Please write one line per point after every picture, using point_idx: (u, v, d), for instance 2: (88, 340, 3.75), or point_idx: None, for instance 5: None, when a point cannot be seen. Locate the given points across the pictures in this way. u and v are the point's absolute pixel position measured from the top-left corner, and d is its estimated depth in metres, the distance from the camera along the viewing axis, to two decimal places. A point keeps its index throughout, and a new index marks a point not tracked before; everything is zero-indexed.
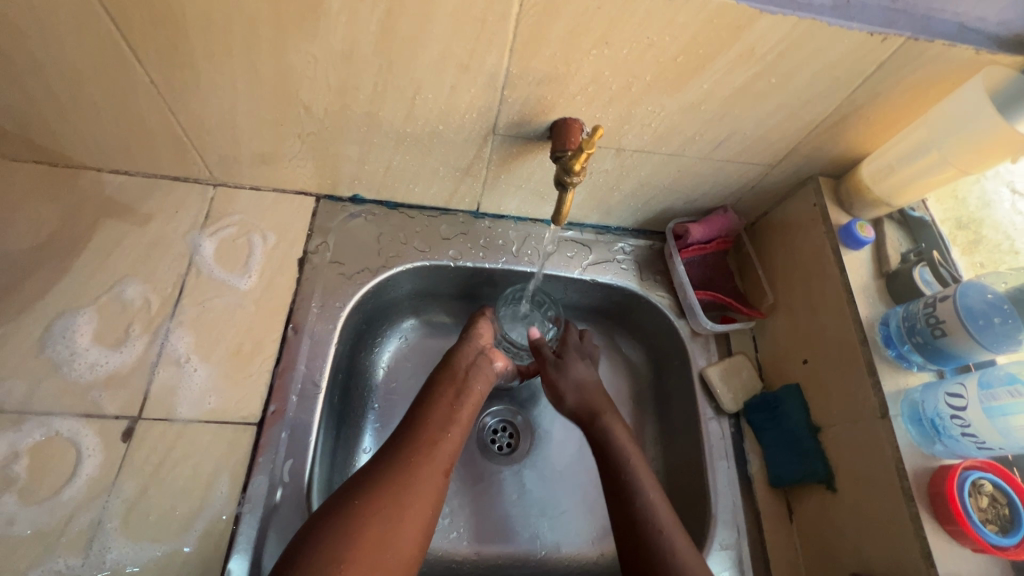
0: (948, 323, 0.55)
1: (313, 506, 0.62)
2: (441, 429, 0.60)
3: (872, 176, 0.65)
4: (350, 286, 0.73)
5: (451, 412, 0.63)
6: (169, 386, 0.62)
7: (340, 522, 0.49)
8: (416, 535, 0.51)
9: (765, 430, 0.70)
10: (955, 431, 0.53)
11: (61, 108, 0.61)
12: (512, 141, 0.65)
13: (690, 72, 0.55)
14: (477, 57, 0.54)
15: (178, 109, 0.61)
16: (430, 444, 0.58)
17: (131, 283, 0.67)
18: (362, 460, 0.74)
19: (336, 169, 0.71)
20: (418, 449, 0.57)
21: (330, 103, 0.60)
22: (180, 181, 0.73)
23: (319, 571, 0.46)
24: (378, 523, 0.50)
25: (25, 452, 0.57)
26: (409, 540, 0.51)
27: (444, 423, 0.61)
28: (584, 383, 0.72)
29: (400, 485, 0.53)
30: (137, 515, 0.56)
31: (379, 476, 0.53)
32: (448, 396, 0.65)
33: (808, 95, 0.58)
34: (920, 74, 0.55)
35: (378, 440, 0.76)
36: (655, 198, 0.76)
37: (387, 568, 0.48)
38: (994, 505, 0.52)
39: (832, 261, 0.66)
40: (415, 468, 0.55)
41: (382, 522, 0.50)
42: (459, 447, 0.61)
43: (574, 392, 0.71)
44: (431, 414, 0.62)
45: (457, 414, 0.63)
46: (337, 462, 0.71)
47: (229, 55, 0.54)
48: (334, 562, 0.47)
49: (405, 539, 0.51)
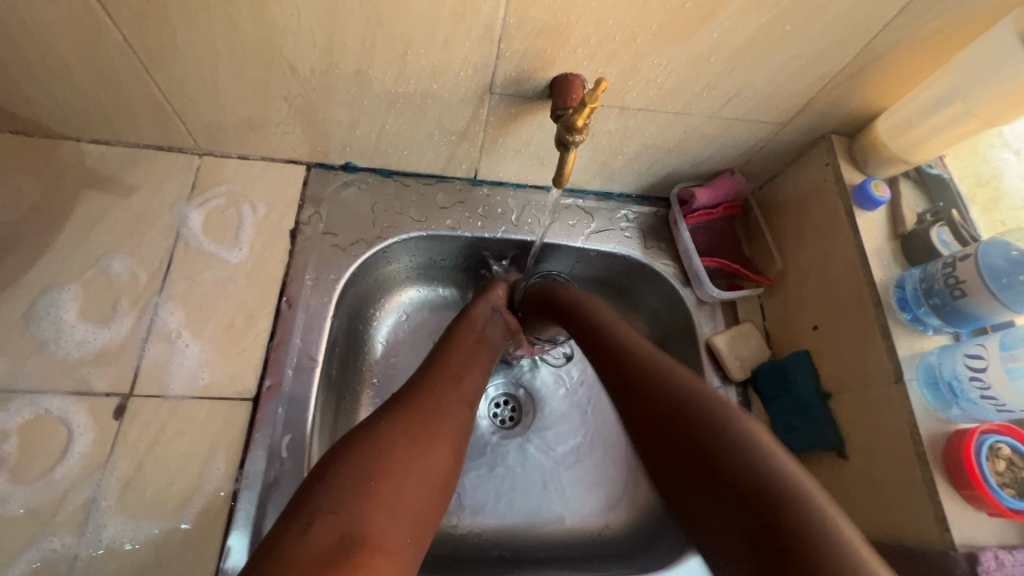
0: (969, 283, 0.52)
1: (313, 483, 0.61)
2: (465, 369, 0.60)
3: (888, 132, 0.62)
4: (345, 258, 0.70)
5: (472, 355, 0.62)
6: (161, 362, 0.60)
7: (366, 441, 0.47)
8: (443, 461, 0.49)
9: (774, 398, 0.69)
10: (973, 394, 0.51)
11: (30, 70, 0.57)
12: (511, 101, 0.62)
13: (700, 20, 0.52)
14: (472, 6, 0.50)
15: (156, 71, 0.58)
16: (450, 378, 0.57)
17: (117, 257, 0.64)
18: None
19: (327, 134, 0.68)
20: (440, 383, 0.56)
21: (317, 61, 0.57)
22: (164, 151, 0.70)
23: (351, 486, 0.44)
24: (406, 444, 0.48)
25: (14, 432, 0.55)
26: (439, 464, 0.49)
27: (465, 365, 0.60)
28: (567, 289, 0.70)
29: (423, 410, 0.52)
30: (133, 493, 0.55)
31: (406, 402, 0.52)
32: (467, 338, 0.65)
33: (824, 45, 0.55)
34: (946, 18, 0.52)
35: None
36: (660, 160, 0.73)
37: (420, 481, 0.47)
38: (1012, 469, 0.50)
39: (846, 223, 0.64)
40: (437, 395, 0.54)
41: (413, 442, 0.48)
42: (480, 386, 0.60)
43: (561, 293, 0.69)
44: (450, 355, 0.61)
45: (477, 357, 0.63)
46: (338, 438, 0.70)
47: (205, 7, 0.50)
48: (364, 477, 0.45)
49: (436, 464, 0.49)
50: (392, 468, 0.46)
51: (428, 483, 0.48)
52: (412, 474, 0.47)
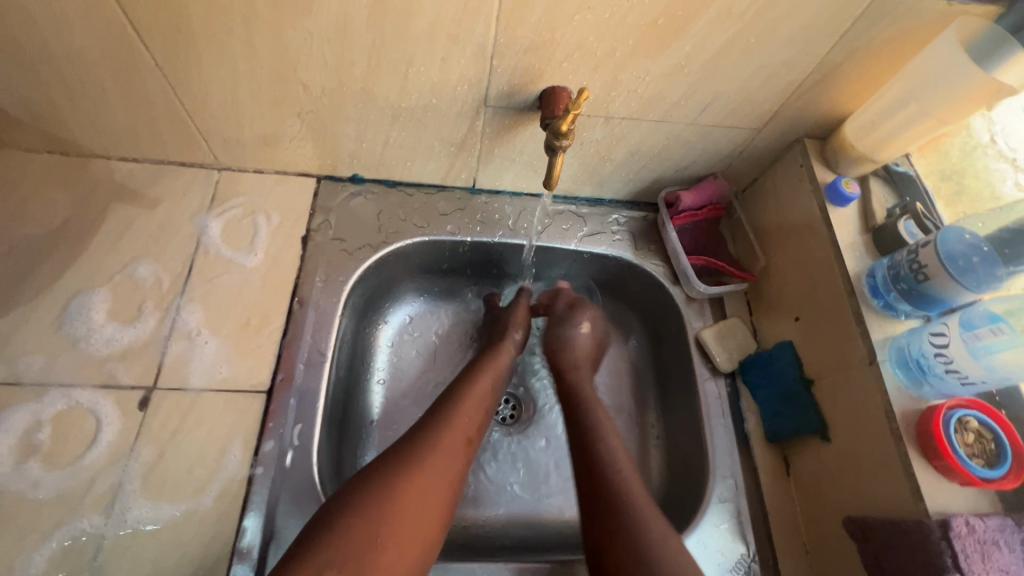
0: (930, 267, 0.56)
1: (322, 470, 0.64)
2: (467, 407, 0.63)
3: (855, 134, 0.67)
4: (353, 262, 0.75)
5: (477, 396, 0.65)
6: (183, 358, 0.65)
7: (376, 492, 0.51)
8: (439, 497, 0.54)
9: (761, 388, 0.72)
10: (940, 368, 0.55)
11: (71, 94, 0.63)
12: (504, 112, 0.68)
13: (671, 34, 0.57)
14: (466, 27, 0.56)
15: (183, 93, 0.64)
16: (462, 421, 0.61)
17: (142, 262, 0.70)
18: (371, 431, 0.77)
19: (336, 148, 0.74)
20: (445, 422, 0.59)
21: (327, 80, 0.63)
22: (186, 167, 0.76)
23: (355, 541, 0.48)
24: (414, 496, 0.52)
25: (48, 422, 0.59)
26: (437, 500, 0.53)
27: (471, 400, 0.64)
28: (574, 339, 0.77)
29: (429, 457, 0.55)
30: (155, 478, 0.58)
31: (406, 450, 0.56)
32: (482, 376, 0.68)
33: (787, 55, 0.60)
34: (897, 27, 0.57)
35: (386, 412, 0.79)
36: (646, 166, 0.78)
37: (419, 526, 0.51)
38: (980, 441, 0.54)
39: (820, 219, 0.68)
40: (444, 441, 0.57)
41: (421, 491, 0.53)
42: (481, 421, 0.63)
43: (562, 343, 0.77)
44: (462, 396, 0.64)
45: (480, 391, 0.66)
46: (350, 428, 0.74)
47: (228, 34, 0.57)
48: (373, 530, 0.49)
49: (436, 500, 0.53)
50: (398, 519, 0.50)
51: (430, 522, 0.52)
52: (415, 522, 0.51)
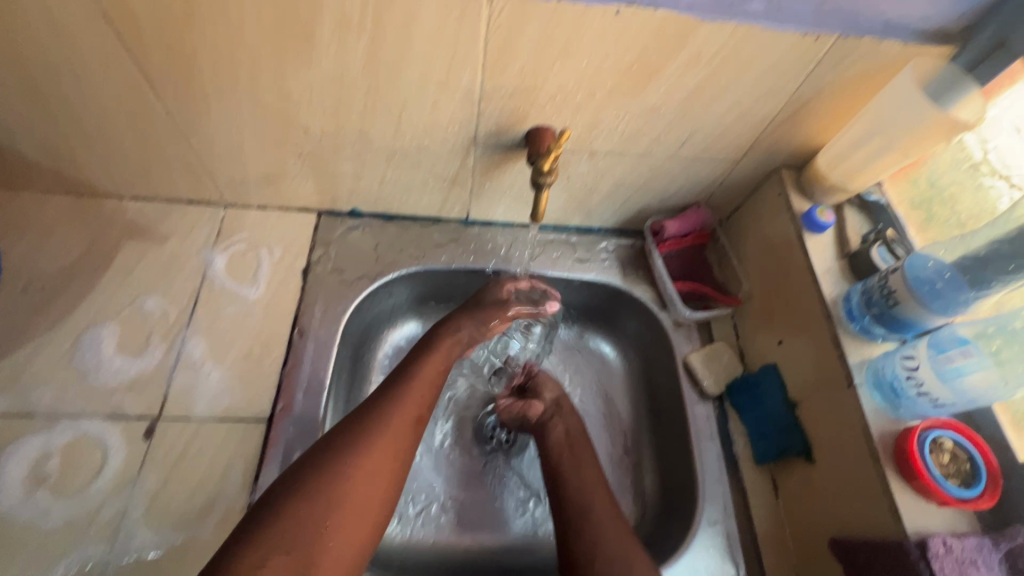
0: (899, 292, 0.59)
1: None
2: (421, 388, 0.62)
3: (827, 164, 0.70)
4: (351, 292, 0.78)
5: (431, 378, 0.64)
6: (187, 388, 0.68)
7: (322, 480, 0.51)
8: (384, 479, 0.54)
9: (748, 410, 0.74)
10: (912, 391, 0.56)
11: (87, 140, 0.68)
12: (493, 150, 0.71)
13: (646, 78, 0.61)
14: (454, 75, 0.60)
15: (191, 137, 0.68)
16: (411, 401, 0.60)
17: (150, 296, 0.73)
18: None
19: (335, 185, 0.78)
20: (393, 404, 0.59)
21: (326, 124, 0.67)
22: (194, 205, 0.80)
23: (299, 526, 0.48)
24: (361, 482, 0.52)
25: (57, 451, 0.62)
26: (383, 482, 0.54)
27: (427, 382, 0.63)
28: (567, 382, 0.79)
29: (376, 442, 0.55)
30: (158, 506, 0.61)
31: (351, 433, 0.55)
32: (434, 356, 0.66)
33: (757, 95, 0.64)
34: (859, 68, 0.60)
35: None
36: (631, 197, 0.81)
37: (367, 507, 0.52)
38: (955, 461, 0.55)
39: (797, 246, 0.71)
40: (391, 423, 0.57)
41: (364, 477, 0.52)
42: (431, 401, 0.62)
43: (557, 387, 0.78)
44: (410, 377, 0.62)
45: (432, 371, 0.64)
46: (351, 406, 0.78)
47: (233, 85, 0.61)
48: (321, 520, 0.49)
49: (378, 483, 0.53)
50: (344, 505, 0.51)
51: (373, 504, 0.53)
52: (362, 506, 0.52)
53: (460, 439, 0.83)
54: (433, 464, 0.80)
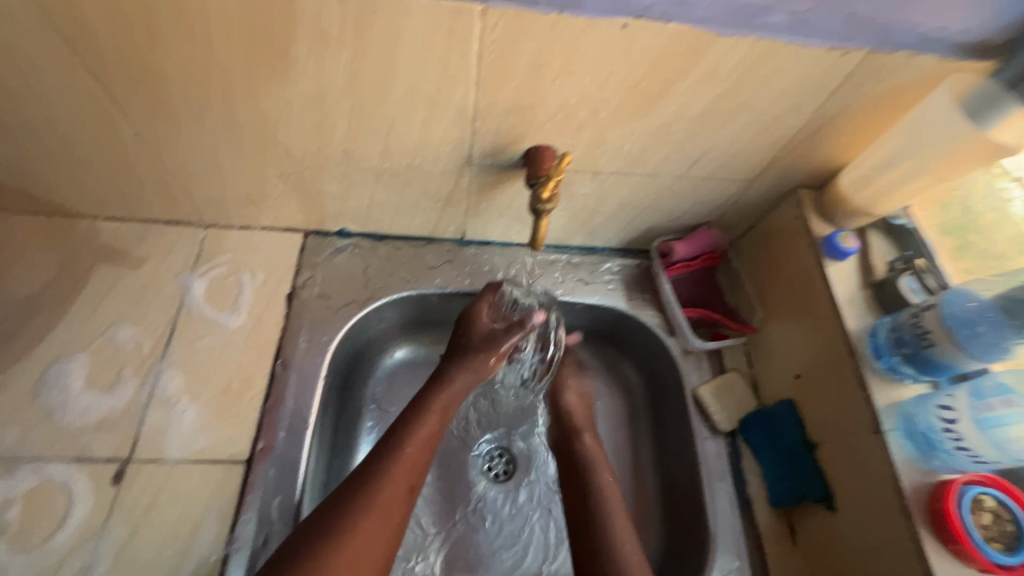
0: (934, 333, 0.54)
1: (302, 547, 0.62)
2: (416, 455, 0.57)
3: (850, 186, 0.65)
4: (338, 319, 0.73)
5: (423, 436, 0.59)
6: (160, 427, 0.63)
7: (317, 554, 0.48)
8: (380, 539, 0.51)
9: (762, 448, 0.69)
10: (949, 444, 0.52)
11: (53, 160, 0.63)
12: (489, 170, 0.66)
13: (656, 95, 0.56)
14: (445, 92, 0.55)
15: (164, 157, 0.63)
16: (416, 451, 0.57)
17: (123, 326, 0.68)
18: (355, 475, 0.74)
19: (321, 205, 0.73)
20: (383, 474, 0.54)
21: (308, 143, 0.62)
22: (172, 225, 0.75)
23: None
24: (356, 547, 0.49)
25: (18, 499, 0.57)
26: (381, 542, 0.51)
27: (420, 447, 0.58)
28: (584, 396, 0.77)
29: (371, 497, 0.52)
30: (126, 559, 0.56)
31: (339, 509, 0.51)
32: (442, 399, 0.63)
33: (776, 112, 0.58)
34: (889, 84, 0.55)
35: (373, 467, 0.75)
36: (637, 217, 0.76)
37: None
38: (997, 522, 0.51)
39: (817, 273, 0.66)
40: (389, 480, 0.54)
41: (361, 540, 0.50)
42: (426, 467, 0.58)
43: (574, 399, 0.76)
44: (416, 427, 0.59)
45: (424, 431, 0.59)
46: (329, 487, 0.70)
47: (206, 104, 0.56)
48: None
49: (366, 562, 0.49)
50: (339, 574, 0.47)
51: None
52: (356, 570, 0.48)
53: (452, 470, 0.77)
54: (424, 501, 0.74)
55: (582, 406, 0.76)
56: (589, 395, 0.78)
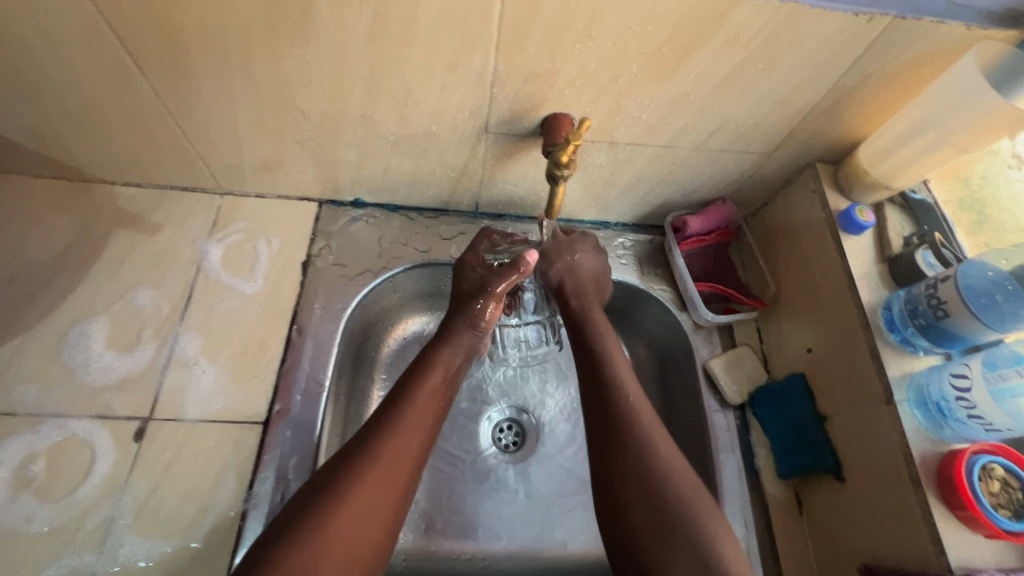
0: (950, 303, 0.55)
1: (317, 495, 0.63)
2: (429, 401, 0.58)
3: (869, 160, 0.65)
4: (352, 287, 0.74)
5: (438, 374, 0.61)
6: (179, 387, 0.64)
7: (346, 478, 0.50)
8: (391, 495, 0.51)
9: (771, 421, 0.69)
10: (961, 413, 0.52)
11: (72, 121, 0.63)
12: (505, 139, 0.66)
13: (677, 62, 0.55)
14: (465, 56, 0.55)
15: (183, 120, 0.64)
16: (411, 424, 0.55)
17: (142, 290, 0.69)
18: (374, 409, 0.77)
19: (337, 173, 0.73)
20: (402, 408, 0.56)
21: (327, 108, 0.62)
22: (189, 192, 0.76)
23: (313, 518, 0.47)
24: (352, 523, 0.48)
25: (42, 453, 0.59)
26: (380, 521, 0.50)
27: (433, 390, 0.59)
28: (576, 262, 0.70)
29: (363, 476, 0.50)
30: (148, 512, 0.58)
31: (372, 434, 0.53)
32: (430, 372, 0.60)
33: (797, 81, 0.58)
34: (914, 53, 0.54)
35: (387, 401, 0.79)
36: (652, 191, 0.76)
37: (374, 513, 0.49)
38: (1006, 490, 0.51)
39: (832, 247, 0.66)
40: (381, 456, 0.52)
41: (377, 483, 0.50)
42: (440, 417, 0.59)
43: (563, 271, 0.69)
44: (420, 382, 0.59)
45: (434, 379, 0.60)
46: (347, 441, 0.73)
47: (226, 65, 0.56)
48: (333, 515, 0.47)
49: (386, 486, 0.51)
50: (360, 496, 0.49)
51: (373, 511, 0.49)
52: (352, 542, 0.47)
53: (463, 440, 0.78)
54: (435, 469, 0.75)
55: (573, 273, 0.70)
56: (585, 264, 0.71)
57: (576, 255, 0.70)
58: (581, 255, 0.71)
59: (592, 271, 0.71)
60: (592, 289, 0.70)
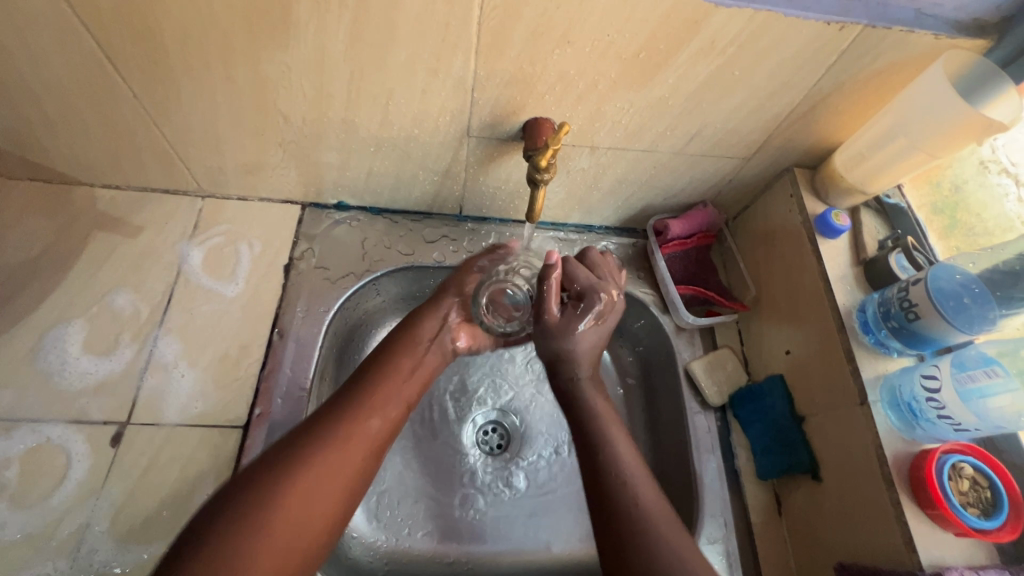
0: (921, 306, 0.56)
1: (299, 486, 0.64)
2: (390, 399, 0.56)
3: (844, 165, 0.66)
4: (335, 290, 0.74)
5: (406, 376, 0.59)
6: (158, 392, 0.64)
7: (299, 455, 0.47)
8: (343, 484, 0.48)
9: (751, 423, 0.70)
10: (931, 413, 0.53)
11: (48, 122, 0.62)
12: (488, 142, 0.67)
13: (654, 68, 0.56)
14: (445, 61, 0.55)
15: (162, 122, 0.63)
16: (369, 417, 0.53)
17: (121, 292, 0.69)
18: None
19: (320, 176, 0.73)
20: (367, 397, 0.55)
21: (308, 111, 0.62)
22: (170, 195, 0.75)
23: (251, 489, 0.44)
24: (299, 506, 0.45)
25: (16, 459, 0.58)
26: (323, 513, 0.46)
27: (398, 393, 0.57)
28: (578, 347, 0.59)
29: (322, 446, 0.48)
30: (124, 518, 0.57)
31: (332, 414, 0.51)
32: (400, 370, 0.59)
33: (773, 88, 0.59)
34: (885, 61, 0.56)
35: None
36: (634, 195, 0.77)
37: (318, 499, 0.46)
38: (975, 489, 0.53)
39: (809, 250, 0.67)
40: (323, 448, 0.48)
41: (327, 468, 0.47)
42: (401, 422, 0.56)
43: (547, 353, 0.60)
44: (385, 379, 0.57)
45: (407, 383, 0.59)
46: None
47: (206, 68, 0.56)
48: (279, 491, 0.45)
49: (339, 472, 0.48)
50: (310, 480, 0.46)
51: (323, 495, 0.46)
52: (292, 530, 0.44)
53: (447, 442, 0.78)
54: (418, 472, 0.75)
55: (566, 358, 0.59)
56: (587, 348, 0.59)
57: (575, 343, 0.59)
58: (579, 337, 0.59)
59: (589, 354, 0.60)
60: (587, 368, 0.59)
